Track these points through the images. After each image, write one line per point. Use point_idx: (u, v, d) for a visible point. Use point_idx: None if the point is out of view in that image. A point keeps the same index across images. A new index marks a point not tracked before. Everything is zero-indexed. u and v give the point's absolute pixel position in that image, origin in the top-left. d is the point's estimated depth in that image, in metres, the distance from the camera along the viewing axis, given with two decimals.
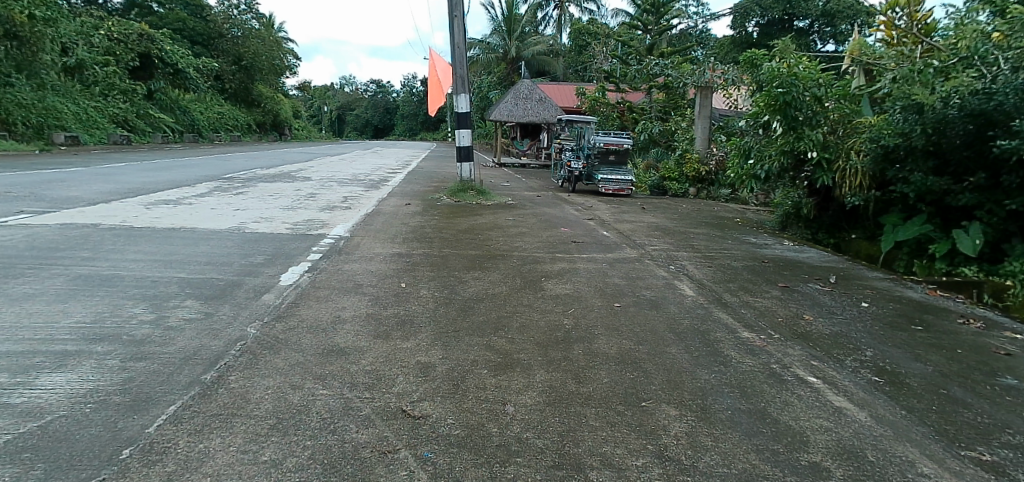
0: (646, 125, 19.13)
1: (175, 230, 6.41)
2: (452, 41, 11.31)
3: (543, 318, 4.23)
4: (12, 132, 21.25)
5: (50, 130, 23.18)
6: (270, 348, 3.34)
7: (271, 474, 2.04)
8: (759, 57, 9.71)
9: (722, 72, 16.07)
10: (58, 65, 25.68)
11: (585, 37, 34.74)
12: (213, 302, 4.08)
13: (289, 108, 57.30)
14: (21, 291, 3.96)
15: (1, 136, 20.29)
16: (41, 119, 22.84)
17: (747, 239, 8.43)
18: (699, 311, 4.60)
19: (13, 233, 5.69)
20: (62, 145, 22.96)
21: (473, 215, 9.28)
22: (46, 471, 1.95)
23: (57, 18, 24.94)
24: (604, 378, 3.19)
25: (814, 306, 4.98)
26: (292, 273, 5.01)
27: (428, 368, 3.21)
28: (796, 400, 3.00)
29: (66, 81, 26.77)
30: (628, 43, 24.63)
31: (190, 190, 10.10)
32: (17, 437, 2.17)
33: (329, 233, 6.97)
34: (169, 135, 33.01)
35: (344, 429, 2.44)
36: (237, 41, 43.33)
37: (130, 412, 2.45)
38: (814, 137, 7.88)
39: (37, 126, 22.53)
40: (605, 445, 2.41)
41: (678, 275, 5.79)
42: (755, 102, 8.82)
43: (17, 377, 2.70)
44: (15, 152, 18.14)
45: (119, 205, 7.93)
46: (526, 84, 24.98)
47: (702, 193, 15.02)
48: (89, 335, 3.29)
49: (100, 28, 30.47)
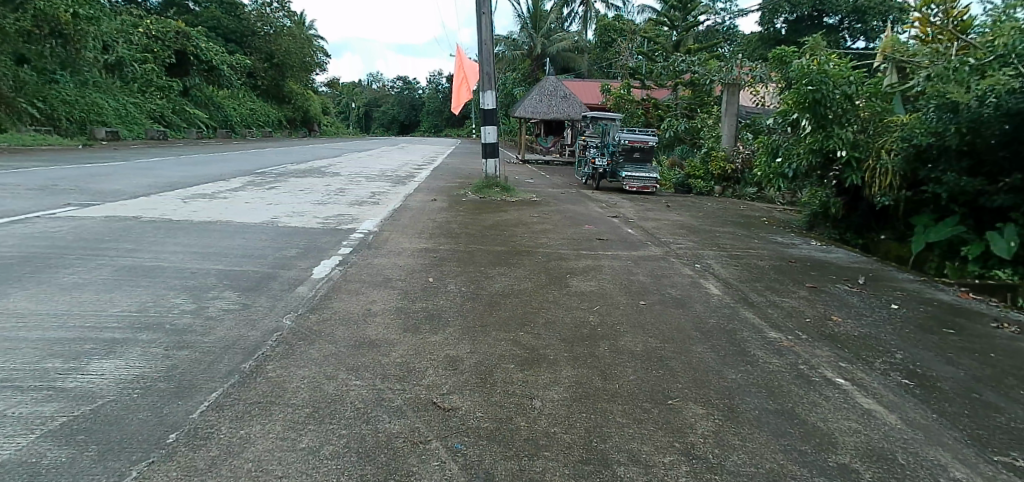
0: (672, 123, 19.13)
1: (212, 224, 6.57)
2: (480, 38, 11.35)
3: (568, 314, 4.26)
4: (57, 127, 22.08)
5: (92, 126, 23.99)
6: (304, 339, 3.43)
7: (309, 461, 2.11)
8: (789, 54, 9.47)
9: (750, 69, 16.19)
10: (99, 62, 26.32)
11: (610, 33, 34.27)
12: (250, 294, 4.18)
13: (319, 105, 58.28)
14: (71, 280, 4.12)
15: (48, 131, 21.15)
16: (84, 115, 23.72)
17: (774, 238, 8.33)
18: (725, 311, 4.58)
19: (61, 225, 5.90)
20: (104, 139, 23.69)
21: (497, 211, 9.32)
22: (99, 453, 2.04)
23: (99, 16, 25.82)
24: (630, 376, 3.20)
25: (841, 307, 4.92)
26: (324, 266, 5.11)
27: (456, 362, 3.26)
28: (824, 401, 2.99)
29: (107, 78, 27.64)
30: (655, 39, 24.31)
31: (223, 185, 10.30)
32: (72, 419, 2.27)
33: (359, 227, 7.12)
34: (204, 130, 33.67)
35: (377, 419, 2.51)
36: (269, 38, 44.24)
37: (174, 398, 2.55)
38: (844, 136, 7.82)
39: (79, 122, 23.37)
40: (632, 442, 2.43)
41: (704, 273, 5.77)
42: (784, 100, 8.78)
43: (70, 362, 2.82)
44: (63, 147, 18.88)
45: (157, 199, 8.11)
46: (551, 81, 24.86)
47: (727, 192, 14.84)
48: (135, 323, 3.42)
49: (140, 26, 31.32)
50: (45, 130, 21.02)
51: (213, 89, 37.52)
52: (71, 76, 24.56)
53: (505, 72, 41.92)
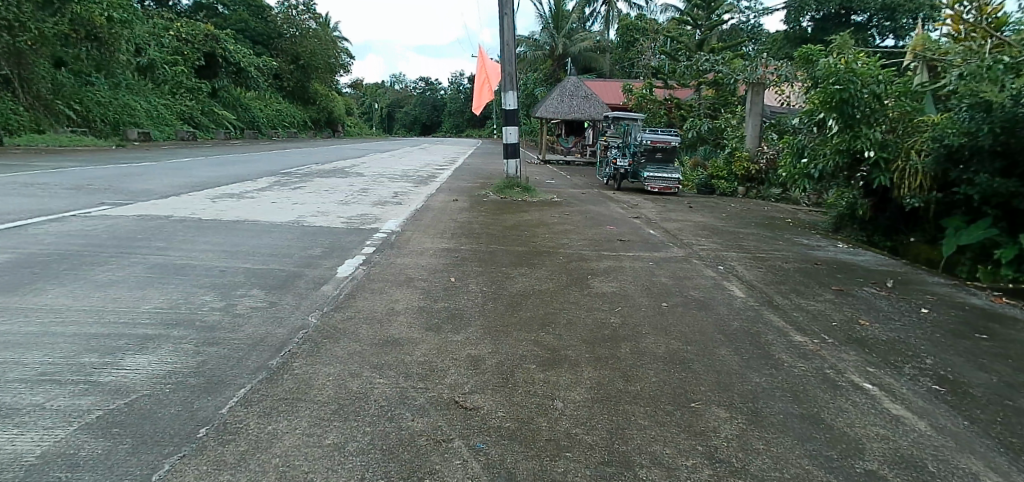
0: (694, 123, 18.91)
1: (239, 223, 6.70)
2: (502, 38, 11.39)
3: (590, 315, 4.25)
4: (91, 128, 22.81)
5: (125, 127, 24.68)
6: (330, 337, 3.48)
7: (334, 457, 2.14)
8: (815, 53, 9.30)
9: (776, 68, 15.99)
10: (132, 64, 27.05)
11: (632, 33, 34.06)
12: (277, 292, 4.26)
13: (342, 105, 59.01)
14: (106, 277, 4.24)
15: (83, 132, 21.84)
16: (117, 116, 24.43)
17: (799, 240, 8.19)
18: (749, 313, 4.52)
19: (96, 223, 6.08)
20: (136, 140, 24.40)
21: (518, 211, 9.32)
22: (133, 446, 2.10)
23: (132, 20, 26.50)
24: (652, 378, 3.18)
25: (869, 310, 4.81)
26: (348, 266, 5.17)
27: (477, 362, 3.28)
28: (851, 406, 2.94)
29: (140, 80, 28.40)
30: (678, 39, 24.14)
31: (250, 185, 10.51)
32: (108, 412, 2.35)
33: (382, 227, 7.19)
34: (231, 131, 34.34)
35: (400, 416, 2.54)
36: (295, 40, 45.01)
37: (204, 393, 2.61)
38: (872, 136, 7.65)
39: (113, 123, 24.08)
40: (654, 444, 2.42)
41: (727, 276, 5.70)
42: (810, 99, 8.62)
43: (105, 357, 2.91)
44: (98, 148, 19.49)
45: (187, 198, 8.31)
46: (573, 81, 24.85)
47: (751, 193, 14.64)
48: (167, 320, 3.51)
49: (170, 29, 32.10)
50: (80, 131, 21.74)
51: (240, 90, 38.28)
52: (105, 78, 25.36)
53: (527, 72, 41.96)
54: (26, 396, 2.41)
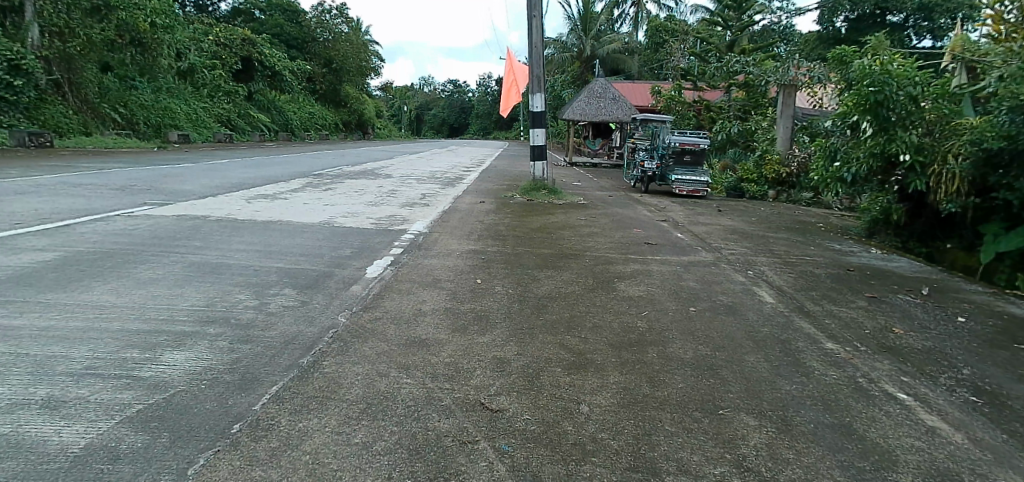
0: (724, 125, 18.43)
1: (273, 223, 6.88)
2: (530, 40, 11.41)
3: (616, 319, 4.22)
4: (134, 130, 23.74)
5: (166, 129, 25.57)
6: (358, 336, 3.55)
7: (362, 456, 2.19)
8: (850, 54, 9.06)
9: (809, 69, 15.55)
10: (173, 69, 28.04)
11: (662, 34, 33.71)
12: (308, 291, 4.36)
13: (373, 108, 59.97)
14: (147, 275, 4.41)
15: (127, 134, 22.72)
16: (159, 119, 25.34)
17: (831, 245, 7.99)
18: (779, 320, 4.43)
19: (138, 222, 6.32)
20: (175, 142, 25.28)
21: (544, 213, 9.32)
22: (171, 440, 2.18)
23: (175, 26, 27.42)
24: (678, 383, 3.15)
25: (905, 318, 4.66)
26: (377, 266, 5.27)
27: (503, 364, 3.29)
28: (884, 416, 2.86)
29: (180, 84, 29.41)
30: (708, 40, 23.82)
31: (283, 186, 10.76)
32: (145, 407, 2.44)
33: (410, 228, 7.28)
34: (265, 133, 35.24)
35: (427, 417, 2.57)
36: (328, 44, 45.96)
37: (238, 389, 2.69)
38: (907, 139, 7.40)
39: (155, 126, 25.00)
40: (681, 451, 2.40)
41: (756, 281, 5.60)
42: (843, 101, 8.36)
43: (146, 353, 3.02)
44: (141, 149, 20.25)
45: (224, 199, 8.55)
46: (600, 83, 24.73)
47: (782, 196, 14.40)
48: (203, 317, 3.63)
49: (210, 34, 33.15)
50: (125, 133, 22.65)
51: (275, 93, 39.23)
52: (148, 82, 26.39)
53: (554, 74, 41.96)
54: (72, 389, 2.53)
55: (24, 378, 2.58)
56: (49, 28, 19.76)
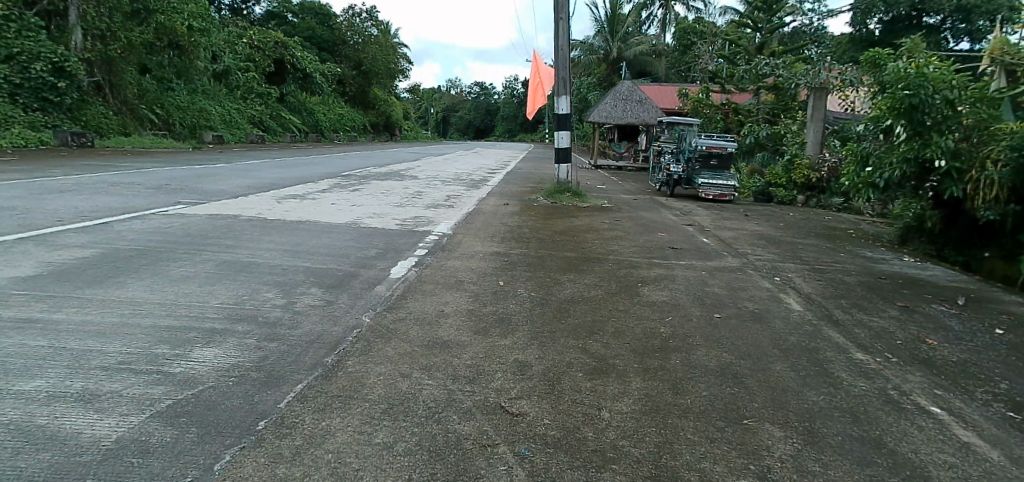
0: (753, 128, 18.16)
1: (301, 223, 7.02)
2: (557, 44, 11.40)
3: (639, 324, 4.18)
4: (171, 131, 24.52)
5: (201, 130, 26.33)
6: (382, 337, 3.59)
7: (384, 456, 2.21)
8: (882, 57, 8.79)
9: (840, 72, 15.26)
10: (208, 71, 28.89)
11: (689, 36, 33.32)
12: (334, 291, 4.43)
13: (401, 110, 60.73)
14: (179, 273, 4.53)
15: (164, 135, 23.46)
16: (194, 120, 26.11)
17: (862, 252, 7.77)
18: (807, 328, 4.33)
19: (173, 221, 6.52)
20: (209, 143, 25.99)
21: (567, 216, 9.30)
22: (198, 435, 2.24)
23: (210, 30, 28.22)
24: (701, 391, 3.11)
25: (938, 329, 4.51)
26: (401, 267, 5.34)
27: (524, 367, 3.30)
28: (916, 430, 2.76)
29: (215, 86, 30.27)
30: (737, 42, 23.47)
31: (313, 186, 10.96)
32: (175, 402, 2.51)
33: (435, 230, 7.32)
34: (296, 134, 35.99)
35: (447, 419, 2.59)
36: (358, 47, 46.73)
37: (264, 387, 2.76)
38: (943, 144, 7.15)
39: (191, 127, 25.78)
40: (704, 461, 2.36)
41: (784, 288, 5.48)
42: (876, 105, 8.07)
43: (177, 349, 3.12)
44: (177, 150, 20.86)
45: (255, 199, 8.75)
46: (627, 85, 24.57)
47: (811, 202, 13.98)
48: (232, 315, 3.72)
49: (244, 37, 34.02)
50: (161, 134, 23.38)
51: (306, 96, 40.04)
52: (184, 84, 27.23)
53: (581, 77, 41.84)
54: (106, 383, 2.62)
55: (61, 372, 2.68)
56: (91, 31, 20.58)
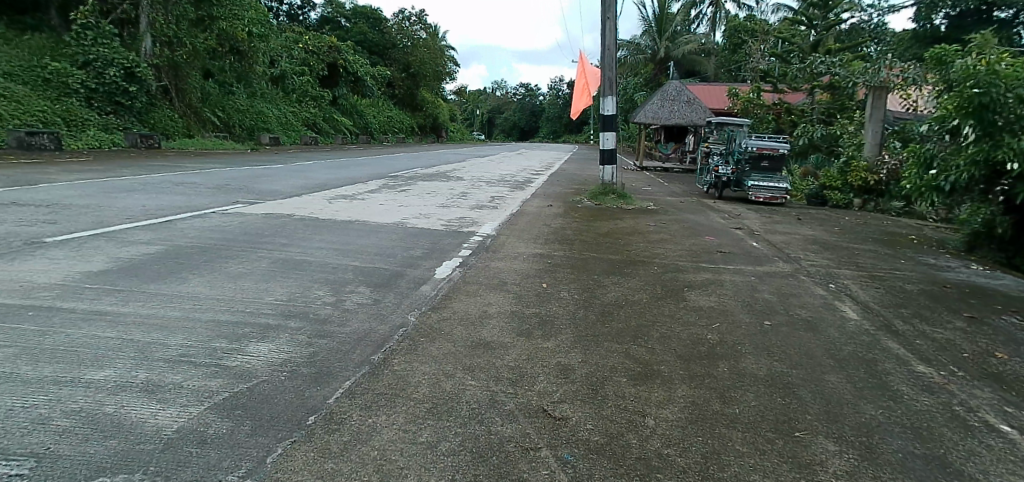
0: (806, 130, 17.58)
1: (351, 223, 7.23)
2: (603, 43, 11.30)
3: (685, 330, 4.09)
4: (231, 134, 25.77)
5: (258, 132, 27.54)
6: (427, 336, 3.65)
7: (427, 454, 2.25)
8: (949, 54, 8.23)
9: (902, 70, 14.52)
10: (265, 76, 30.14)
11: (740, 34, 32.33)
12: (382, 290, 4.53)
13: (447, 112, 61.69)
14: (237, 269, 4.75)
15: (224, 137, 24.68)
16: (252, 123, 27.35)
17: (925, 259, 7.35)
18: (864, 338, 4.13)
19: (231, 219, 6.84)
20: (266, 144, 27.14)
21: (613, 218, 9.20)
22: (252, 428, 2.33)
23: (268, 36, 29.44)
24: (751, 401, 3.01)
25: (1011, 343, 4.21)
26: (447, 267, 5.42)
27: (567, 370, 3.28)
28: (984, 450, 2.59)
29: (272, 90, 31.58)
30: (790, 40, 22.62)
31: (362, 187, 11.27)
32: (231, 395, 2.63)
33: (479, 231, 7.39)
34: (348, 136, 37.08)
35: (490, 420, 2.61)
36: (407, 50, 47.73)
37: (315, 382, 2.85)
38: (1016, 145, 6.59)
39: (249, 129, 27.04)
40: (753, 474, 2.28)
41: (839, 295, 5.24)
42: (942, 105, 7.68)
43: (233, 343, 3.26)
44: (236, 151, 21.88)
45: (308, 199, 9.08)
46: (674, 85, 24.12)
47: (869, 206, 13.35)
48: (285, 311, 3.87)
49: (300, 42, 35.05)
50: (222, 136, 24.58)
51: (357, 99, 41.19)
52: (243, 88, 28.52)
53: (628, 77, 41.31)
54: (168, 374, 2.77)
55: (129, 362, 2.86)
56: (160, 38, 21.69)
